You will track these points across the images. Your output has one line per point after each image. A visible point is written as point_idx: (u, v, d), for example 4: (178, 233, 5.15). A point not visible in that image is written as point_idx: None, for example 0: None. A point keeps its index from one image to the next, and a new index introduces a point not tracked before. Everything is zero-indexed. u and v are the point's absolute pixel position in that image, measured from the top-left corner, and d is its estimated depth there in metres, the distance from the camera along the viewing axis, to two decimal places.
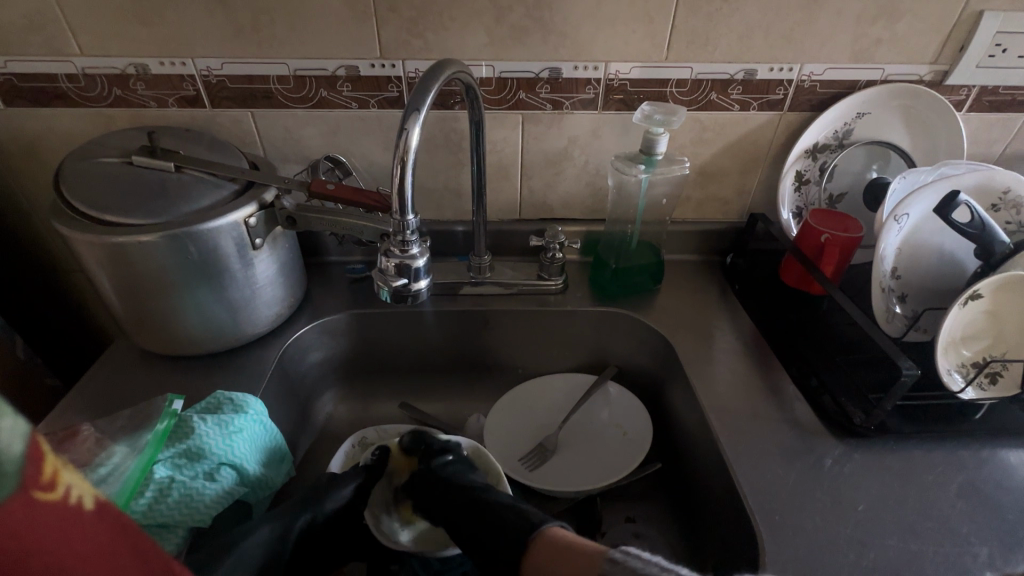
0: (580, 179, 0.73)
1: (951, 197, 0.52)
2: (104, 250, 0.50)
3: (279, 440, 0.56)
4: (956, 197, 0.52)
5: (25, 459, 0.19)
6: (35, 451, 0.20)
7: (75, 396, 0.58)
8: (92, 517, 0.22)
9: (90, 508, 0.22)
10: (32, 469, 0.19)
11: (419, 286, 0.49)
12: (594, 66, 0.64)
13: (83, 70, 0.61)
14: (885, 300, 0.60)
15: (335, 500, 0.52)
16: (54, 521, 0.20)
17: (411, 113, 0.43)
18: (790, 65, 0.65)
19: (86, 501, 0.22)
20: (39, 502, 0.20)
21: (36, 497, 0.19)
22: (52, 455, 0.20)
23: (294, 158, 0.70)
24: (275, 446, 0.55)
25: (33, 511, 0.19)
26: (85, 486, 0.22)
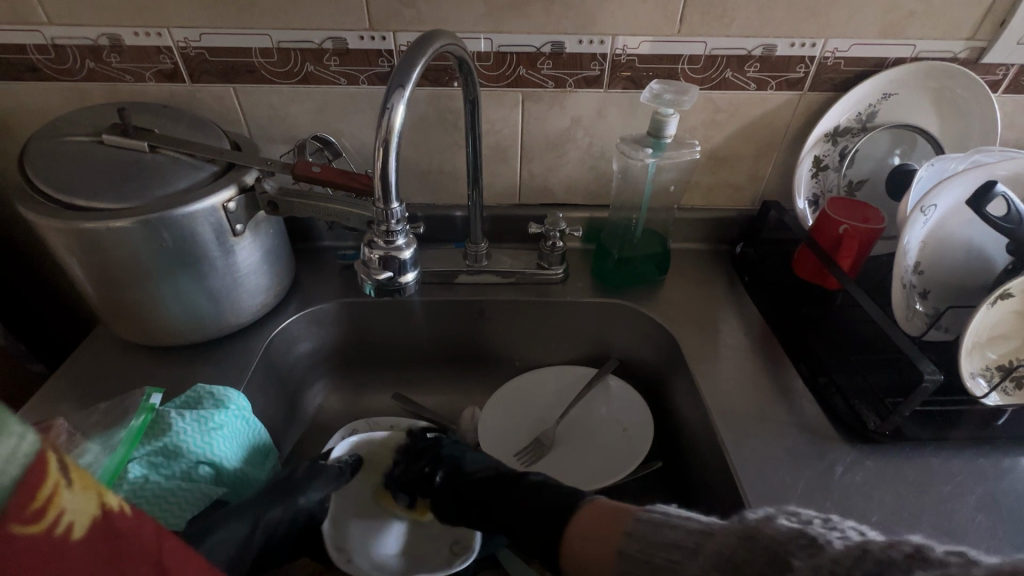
0: (583, 162, 0.69)
1: (986, 188, 0.48)
2: (72, 236, 0.47)
3: (263, 435, 0.54)
4: (992, 189, 0.48)
5: (19, 485, 0.23)
6: (37, 470, 0.24)
7: (53, 387, 0.56)
8: (78, 543, 0.25)
9: (76, 535, 0.25)
10: (23, 497, 0.23)
11: (406, 280, 0.46)
12: (600, 40, 0.59)
13: (53, 41, 0.57)
14: (905, 297, 0.56)
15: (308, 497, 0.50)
16: (36, 553, 0.23)
17: (397, 90, 0.40)
18: (813, 41, 0.60)
19: (76, 529, 0.25)
20: (19, 534, 0.23)
21: (19, 527, 0.23)
22: (52, 478, 0.24)
23: (281, 138, 0.66)
24: (259, 441, 0.53)
25: (13, 543, 0.22)
26: (80, 512, 0.26)
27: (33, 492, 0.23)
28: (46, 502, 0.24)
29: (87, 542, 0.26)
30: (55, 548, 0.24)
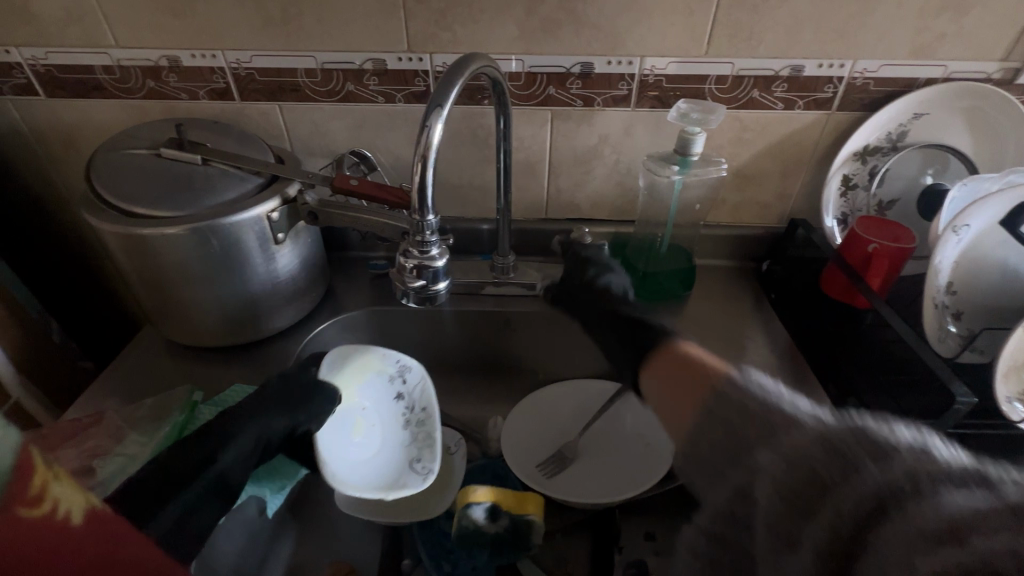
0: (610, 178, 0.71)
1: None
2: (129, 241, 0.51)
3: None
4: None
5: (14, 472, 0.23)
6: (23, 465, 0.23)
7: (102, 383, 0.59)
8: (80, 531, 0.25)
9: (78, 524, 0.25)
10: (16, 485, 0.23)
11: (438, 288, 0.48)
12: (628, 61, 0.61)
13: (119, 62, 0.62)
14: (937, 317, 0.55)
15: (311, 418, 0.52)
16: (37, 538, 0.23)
17: (434, 109, 0.42)
18: (842, 61, 0.61)
19: (74, 515, 0.25)
20: (22, 518, 0.23)
21: (22, 511, 0.23)
22: (40, 470, 0.24)
23: (320, 152, 0.69)
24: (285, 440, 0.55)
25: (19, 526, 0.22)
26: (74, 502, 0.25)
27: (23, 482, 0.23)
28: (42, 491, 0.24)
29: (86, 529, 0.26)
30: (54, 536, 0.24)
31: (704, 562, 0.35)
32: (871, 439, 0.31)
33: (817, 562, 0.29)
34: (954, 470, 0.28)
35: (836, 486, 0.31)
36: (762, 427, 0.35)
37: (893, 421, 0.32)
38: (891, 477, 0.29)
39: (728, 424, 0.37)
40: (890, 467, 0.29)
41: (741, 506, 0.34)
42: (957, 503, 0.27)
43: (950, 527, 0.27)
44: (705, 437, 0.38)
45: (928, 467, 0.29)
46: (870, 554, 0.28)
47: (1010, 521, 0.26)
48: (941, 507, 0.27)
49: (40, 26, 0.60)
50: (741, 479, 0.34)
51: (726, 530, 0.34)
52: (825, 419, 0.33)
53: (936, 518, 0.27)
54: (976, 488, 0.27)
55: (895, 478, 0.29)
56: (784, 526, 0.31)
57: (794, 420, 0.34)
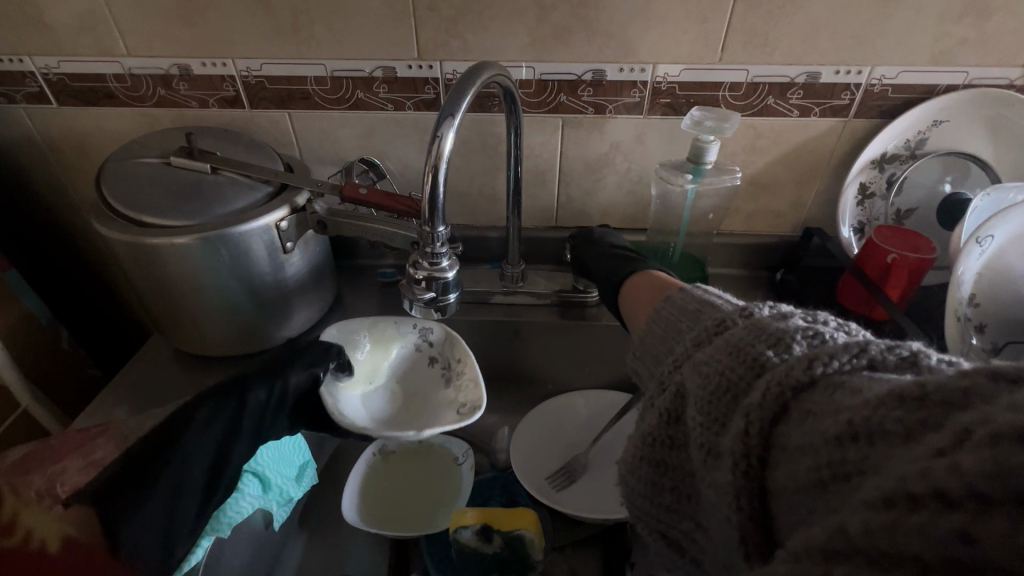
0: (621, 186, 0.70)
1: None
2: (138, 250, 0.50)
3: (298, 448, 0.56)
4: None
5: None
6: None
7: (110, 393, 0.59)
8: None
9: None
10: None
11: (449, 299, 0.47)
12: (640, 68, 0.60)
13: (130, 70, 0.62)
14: (961, 330, 0.54)
15: (300, 374, 0.49)
16: None
17: (446, 119, 0.41)
18: (859, 68, 0.59)
19: None
20: None
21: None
22: None
23: (329, 160, 0.69)
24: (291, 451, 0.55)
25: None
26: None
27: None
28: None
29: None
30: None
31: (652, 498, 0.30)
32: (770, 331, 0.26)
33: (737, 478, 0.23)
34: (856, 356, 0.23)
35: (746, 390, 0.25)
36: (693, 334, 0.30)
37: (794, 316, 0.27)
38: (783, 365, 0.24)
39: (673, 330, 0.33)
40: (788, 356, 0.24)
41: (673, 431, 0.29)
42: (865, 392, 0.21)
43: (901, 419, 0.19)
44: (651, 333, 0.35)
45: (821, 352, 0.24)
46: (784, 461, 0.22)
47: (951, 396, 0.19)
48: (857, 393, 0.21)
49: (53, 35, 0.60)
50: (669, 402, 0.29)
51: (668, 458, 0.29)
52: (742, 313, 0.29)
53: (866, 400, 0.21)
54: (909, 372, 0.23)
55: (798, 366, 0.24)
56: (708, 441, 0.25)
57: (719, 315, 0.30)
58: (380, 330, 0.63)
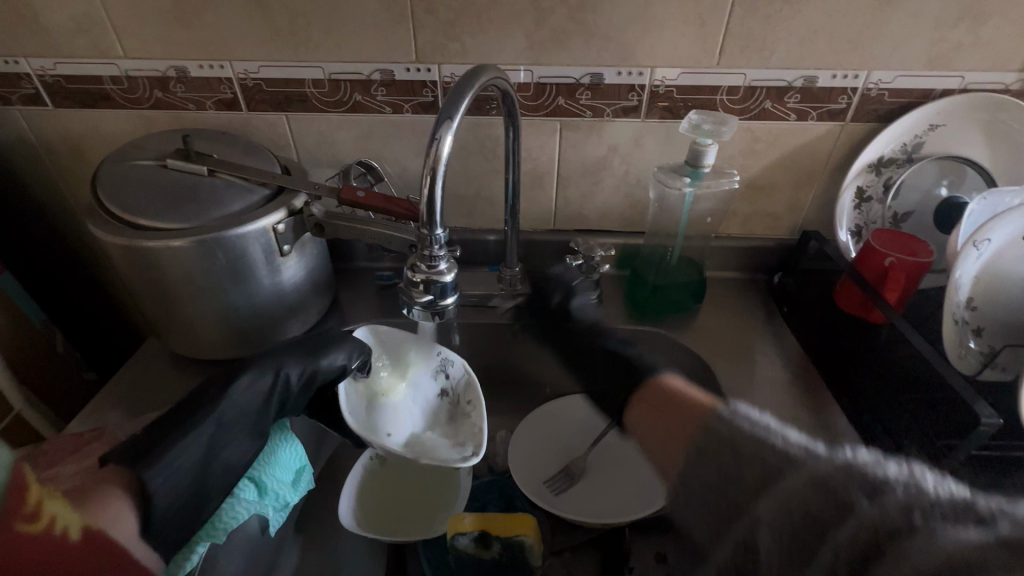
0: (619, 189, 0.70)
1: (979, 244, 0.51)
2: (134, 253, 0.50)
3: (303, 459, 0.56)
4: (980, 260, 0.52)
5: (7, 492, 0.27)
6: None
7: (105, 396, 0.59)
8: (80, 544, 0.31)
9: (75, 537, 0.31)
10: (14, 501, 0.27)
11: (447, 303, 0.47)
12: (638, 72, 0.61)
13: (127, 72, 0.62)
14: (958, 334, 0.54)
15: (330, 361, 0.51)
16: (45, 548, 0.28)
17: (445, 121, 0.41)
18: (856, 72, 0.60)
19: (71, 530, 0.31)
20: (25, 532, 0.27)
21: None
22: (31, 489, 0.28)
23: (327, 162, 0.69)
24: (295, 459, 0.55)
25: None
26: (72, 520, 0.31)
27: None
28: (37, 507, 0.28)
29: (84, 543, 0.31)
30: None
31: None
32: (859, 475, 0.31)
33: None
34: (953, 503, 0.28)
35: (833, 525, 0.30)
36: (764, 469, 0.34)
37: (885, 458, 0.31)
38: (884, 493, 0.29)
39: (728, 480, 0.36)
40: (938, 518, 0.28)
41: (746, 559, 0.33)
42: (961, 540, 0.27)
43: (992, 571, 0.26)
44: (698, 479, 0.38)
45: (921, 499, 0.29)
46: None
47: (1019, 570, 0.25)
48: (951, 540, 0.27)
49: (49, 37, 0.59)
50: (745, 533, 0.33)
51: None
52: (822, 451, 0.33)
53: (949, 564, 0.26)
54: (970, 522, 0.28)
55: (892, 511, 0.29)
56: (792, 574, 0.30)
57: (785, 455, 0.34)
58: (407, 349, 0.61)
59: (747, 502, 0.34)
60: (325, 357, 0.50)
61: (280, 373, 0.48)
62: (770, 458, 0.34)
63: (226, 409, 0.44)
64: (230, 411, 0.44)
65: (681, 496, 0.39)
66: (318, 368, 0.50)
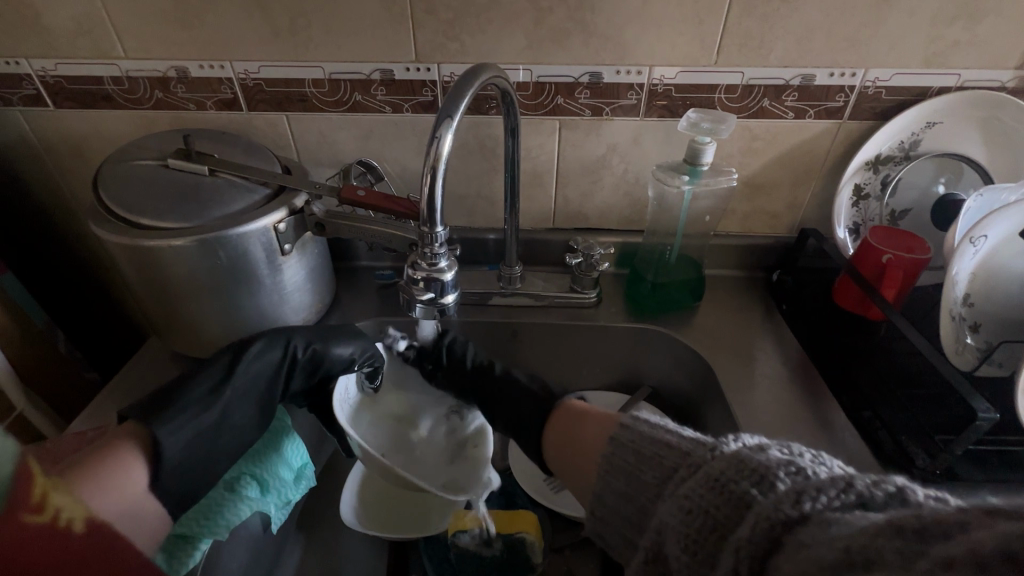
0: (618, 188, 0.70)
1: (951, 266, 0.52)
2: (136, 253, 0.50)
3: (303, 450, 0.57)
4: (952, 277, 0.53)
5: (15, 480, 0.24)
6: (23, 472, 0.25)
7: (108, 395, 0.59)
8: (82, 539, 0.27)
9: (80, 532, 0.27)
10: (19, 493, 0.24)
11: (447, 300, 0.47)
12: (637, 71, 0.61)
13: (127, 73, 0.62)
14: (955, 329, 0.54)
15: (337, 352, 0.54)
16: (38, 542, 0.25)
17: (445, 120, 0.41)
18: (853, 70, 0.60)
19: (77, 524, 0.27)
20: (28, 523, 0.24)
21: (28, 517, 0.25)
22: (41, 480, 0.25)
23: (327, 162, 0.69)
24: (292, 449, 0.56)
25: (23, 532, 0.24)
26: (78, 510, 0.27)
27: (26, 492, 0.25)
28: (44, 499, 0.25)
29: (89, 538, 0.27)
30: (58, 541, 0.26)
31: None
32: (752, 466, 0.30)
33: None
34: (835, 488, 0.27)
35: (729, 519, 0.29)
36: (661, 467, 0.35)
37: (768, 445, 0.31)
38: (719, 466, 0.31)
39: (638, 473, 0.36)
40: (774, 492, 0.28)
41: (656, 570, 0.33)
42: (857, 521, 0.25)
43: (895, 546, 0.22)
44: (610, 487, 0.38)
45: (808, 486, 0.28)
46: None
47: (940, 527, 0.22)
48: (849, 525, 0.25)
49: (50, 36, 0.60)
50: (652, 540, 0.33)
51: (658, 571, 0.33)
52: (709, 443, 0.34)
53: (854, 530, 0.24)
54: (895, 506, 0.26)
55: (782, 500, 0.27)
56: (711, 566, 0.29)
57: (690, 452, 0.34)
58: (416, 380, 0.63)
59: (641, 498, 0.36)
60: (334, 345, 0.54)
61: (289, 348, 0.53)
62: (666, 455, 0.35)
63: (239, 380, 0.48)
64: (245, 377, 0.49)
65: (595, 500, 0.39)
66: (325, 351, 0.54)
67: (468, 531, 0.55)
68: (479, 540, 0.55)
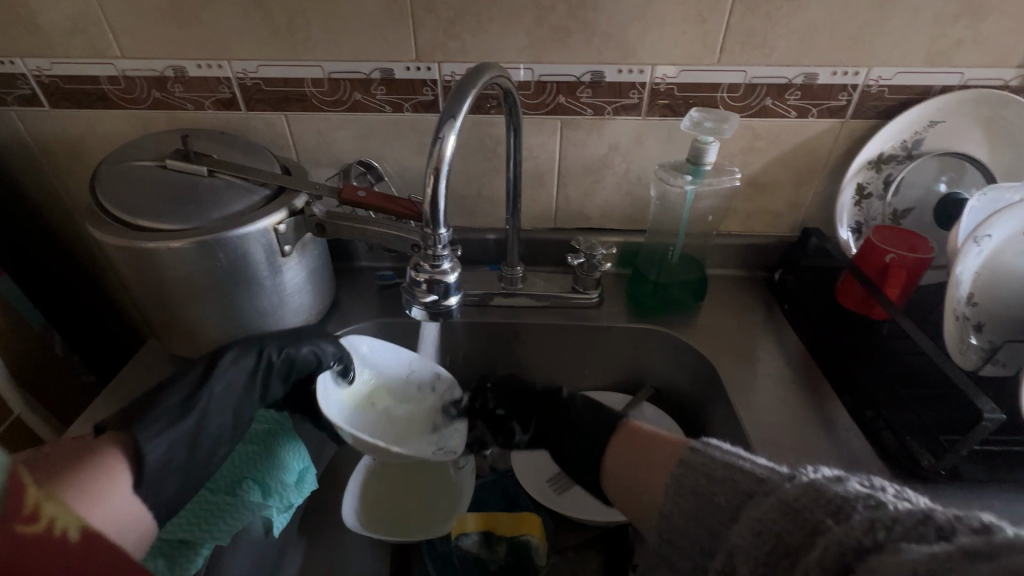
0: (619, 188, 0.70)
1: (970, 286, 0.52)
2: (134, 255, 0.50)
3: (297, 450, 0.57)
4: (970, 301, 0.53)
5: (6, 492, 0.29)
6: (11, 486, 0.30)
7: (107, 398, 0.58)
8: (76, 547, 0.30)
9: (74, 539, 0.30)
10: (11, 503, 0.29)
11: (450, 303, 0.47)
12: (639, 70, 0.60)
13: (124, 72, 0.61)
14: (959, 329, 0.54)
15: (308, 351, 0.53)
16: (33, 549, 0.29)
17: (448, 121, 0.41)
18: (856, 69, 0.60)
19: (72, 533, 0.30)
20: (18, 530, 0.29)
21: (21, 525, 0.29)
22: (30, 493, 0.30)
23: (327, 162, 0.68)
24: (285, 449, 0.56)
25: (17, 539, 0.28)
26: (73, 520, 0.31)
27: (19, 503, 0.29)
28: (35, 509, 0.30)
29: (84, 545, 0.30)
30: (52, 547, 0.29)
31: None
32: (829, 498, 0.30)
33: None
34: (912, 517, 0.28)
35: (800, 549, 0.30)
36: (738, 493, 0.34)
37: (846, 477, 0.32)
38: (793, 493, 0.31)
39: (705, 500, 0.35)
40: (848, 522, 0.29)
41: None
42: (923, 550, 0.25)
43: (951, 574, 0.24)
44: (677, 511, 0.37)
45: (884, 517, 0.28)
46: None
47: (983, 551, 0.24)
48: (918, 553, 0.25)
49: (45, 36, 0.59)
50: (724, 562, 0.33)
51: None
52: (784, 472, 0.34)
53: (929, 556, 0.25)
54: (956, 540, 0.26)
55: (858, 530, 0.28)
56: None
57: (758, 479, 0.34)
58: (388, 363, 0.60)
59: (708, 523, 0.35)
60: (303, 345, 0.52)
61: (262, 353, 0.52)
62: (740, 480, 0.34)
63: (214, 385, 0.48)
64: (225, 389, 0.49)
65: (662, 525, 0.38)
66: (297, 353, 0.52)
67: (469, 532, 0.55)
68: (479, 542, 0.55)
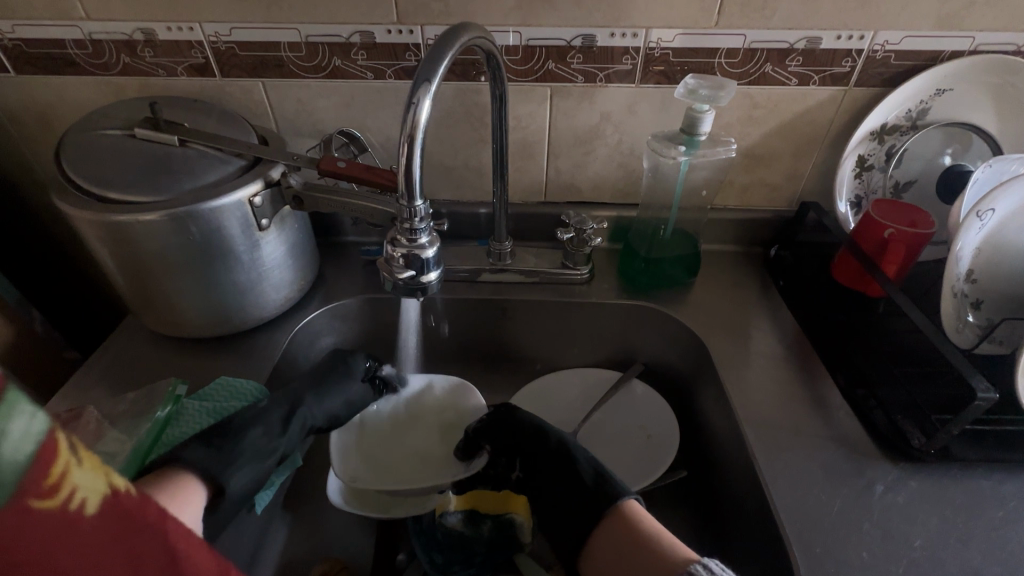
0: (612, 160, 0.67)
1: (961, 305, 0.53)
2: (105, 228, 0.48)
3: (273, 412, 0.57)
4: (963, 313, 0.53)
5: (33, 459, 0.23)
6: (47, 452, 0.24)
7: (85, 375, 0.57)
8: (91, 522, 0.26)
9: (90, 514, 0.26)
10: (34, 473, 0.23)
11: (429, 278, 0.45)
12: (633, 33, 0.57)
13: (90, 35, 0.58)
14: (957, 307, 0.53)
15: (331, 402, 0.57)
16: (49, 527, 0.24)
17: (423, 84, 0.39)
18: (861, 33, 0.57)
19: (88, 505, 0.26)
20: (36, 509, 0.23)
21: (38, 501, 0.23)
22: (62, 455, 0.24)
23: (308, 133, 0.66)
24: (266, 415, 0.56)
25: (31, 516, 0.23)
26: (93, 488, 0.26)
27: (44, 472, 0.23)
28: (59, 480, 0.24)
29: (98, 519, 0.26)
30: (68, 524, 0.25)
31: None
32: None
33: None
34: None
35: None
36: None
37: None
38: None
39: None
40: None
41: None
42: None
43: None
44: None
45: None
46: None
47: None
48: None
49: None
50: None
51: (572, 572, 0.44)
52: None
53: None
54: None
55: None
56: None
57: None
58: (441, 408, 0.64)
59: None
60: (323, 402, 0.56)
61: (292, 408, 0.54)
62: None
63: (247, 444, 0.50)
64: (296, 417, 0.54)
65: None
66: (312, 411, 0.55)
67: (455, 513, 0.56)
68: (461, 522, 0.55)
